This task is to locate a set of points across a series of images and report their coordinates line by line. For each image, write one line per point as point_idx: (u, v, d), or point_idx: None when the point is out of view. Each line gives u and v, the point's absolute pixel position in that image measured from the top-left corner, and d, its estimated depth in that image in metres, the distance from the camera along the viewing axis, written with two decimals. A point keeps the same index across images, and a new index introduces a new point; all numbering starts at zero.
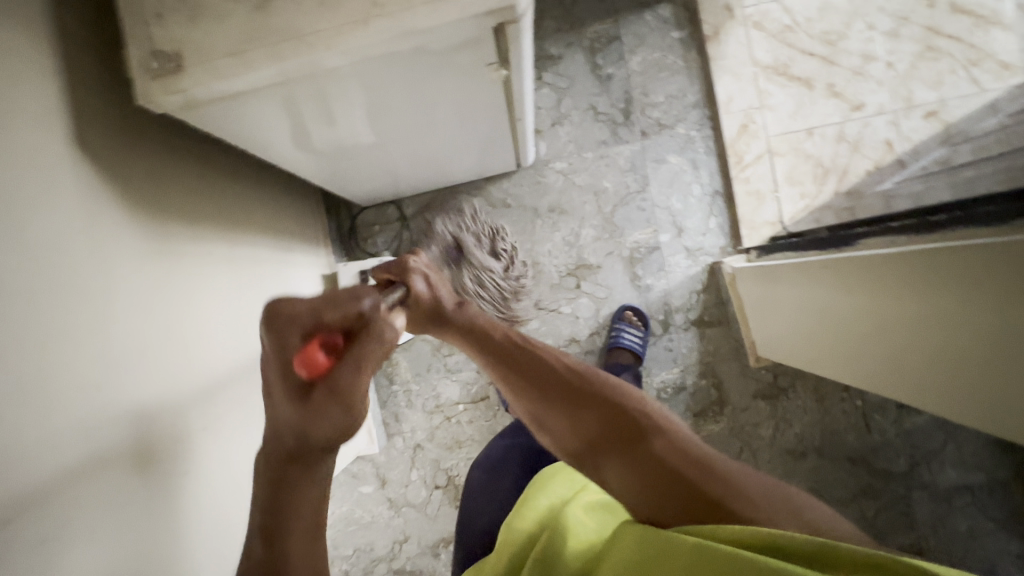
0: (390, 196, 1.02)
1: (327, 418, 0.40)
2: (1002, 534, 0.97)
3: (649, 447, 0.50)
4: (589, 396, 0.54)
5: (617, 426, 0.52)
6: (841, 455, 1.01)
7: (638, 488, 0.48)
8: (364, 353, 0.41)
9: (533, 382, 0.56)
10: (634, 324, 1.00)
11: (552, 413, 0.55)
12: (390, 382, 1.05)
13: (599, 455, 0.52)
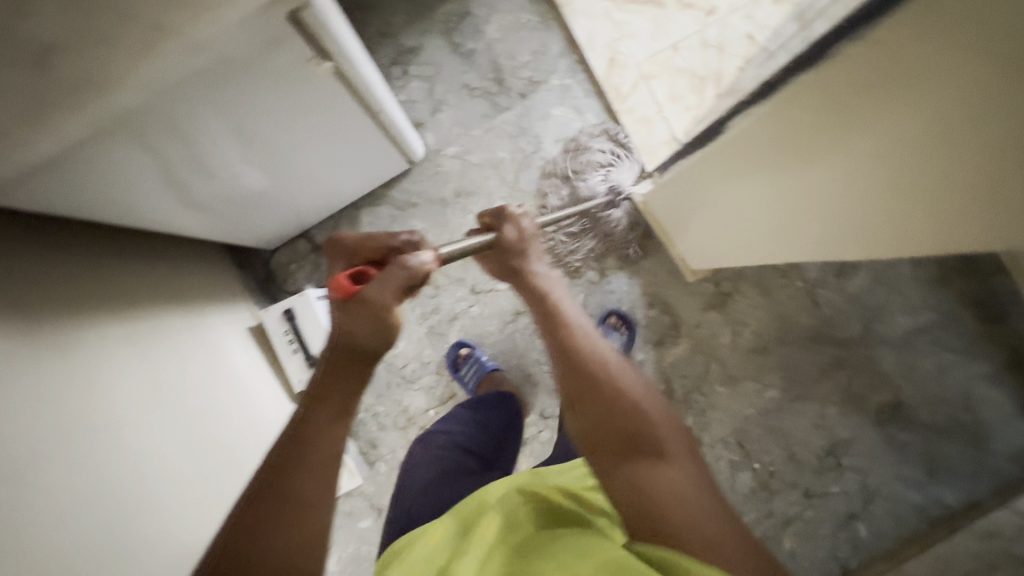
0: (294, 228, 1.00)
1: (359, 322, 0.53)
2: (964, 361, 1.04)
3: (656, 470, 0.52)
4: (615, 395, 0.57)
5: (632, 435, 0.54)
6: (801, 339, 1.04)
7: (636, 498, 0.51)
8: (373, 285, 0.53)
9: (574, 363, 0.60)
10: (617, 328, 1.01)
11: (586, 398, 0.58)
12: (355, 412, 1.03)
13: (613, 455, 0.54)
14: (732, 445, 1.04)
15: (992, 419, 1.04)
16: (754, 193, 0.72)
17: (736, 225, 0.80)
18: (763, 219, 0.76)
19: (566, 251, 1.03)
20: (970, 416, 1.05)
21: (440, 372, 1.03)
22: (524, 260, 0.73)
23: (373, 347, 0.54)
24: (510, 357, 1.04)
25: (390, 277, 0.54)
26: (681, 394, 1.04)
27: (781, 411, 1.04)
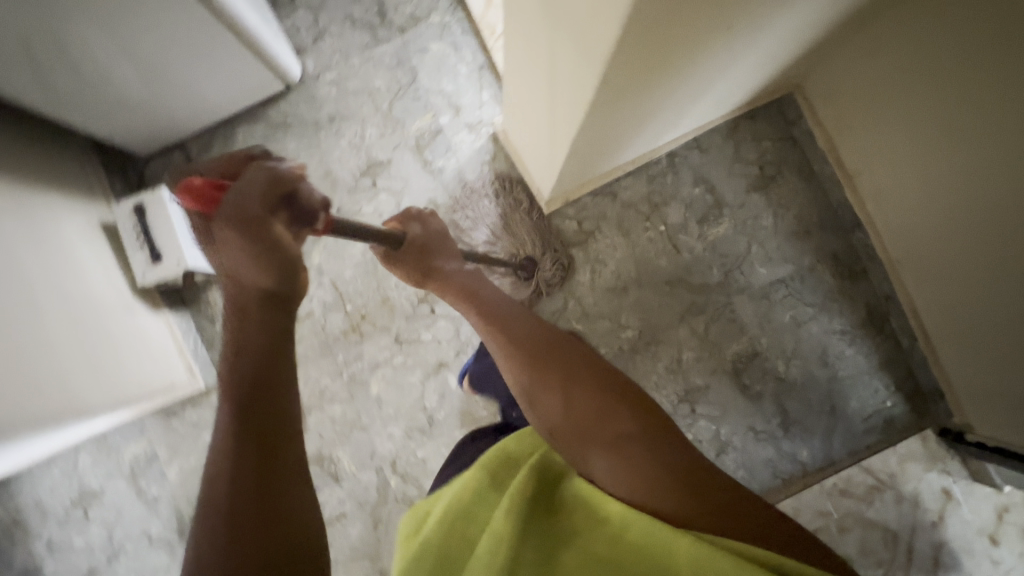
0: (168, 136, 1.04)
1: (238, 263, 0.45)
2: (820, 315, 1.05)
3: (631, 448, 0.57)
4: (576, 388, 0.63)
5: (604, 423, 0.60)
6: (659, 282, 1.05)
7: (623, 481, 0.55)
8: (231, 208, 0.43)
9: (529, 364, 0.66)
10: None
11: (552, 395, 0.63)
12: (212, 322, 1.04)
13: (586, 448, 0.59)
14: None
15: (847, 376, 1.05)
16: (548, 104, 0.73)
17: (565, 163, 0.85)
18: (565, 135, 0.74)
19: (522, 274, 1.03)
20: (826, 371, 1.05)
21: None
22: (442, 256, 0.71)
23: (269, 287, 0.47)
24: (371, 280, 1.05)
25: (248, 200, 0.43)
26: None
27: (635, 353, 1.04)
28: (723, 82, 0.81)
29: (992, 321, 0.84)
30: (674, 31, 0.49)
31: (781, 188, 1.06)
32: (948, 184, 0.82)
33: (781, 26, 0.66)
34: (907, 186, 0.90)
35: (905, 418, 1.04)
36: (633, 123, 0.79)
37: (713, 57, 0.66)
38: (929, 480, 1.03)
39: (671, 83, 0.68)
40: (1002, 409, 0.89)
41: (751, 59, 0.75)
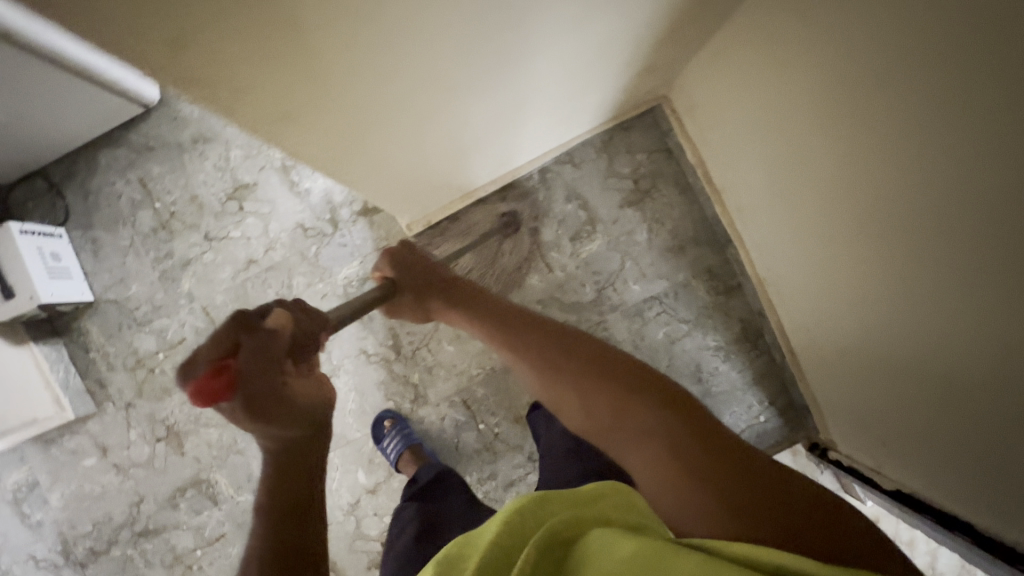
0: (24, 164, 1.02)
1: (275, 422, 0.45)
2: (694, 332, 1.05)
3: (664, 442, 0.48)
4: (591, 374, 0.53)
5: (630, 411, 0.50)
6: (532, 302, 1.05)
7: (659, 483, 0.47)
8: (252, 387, 0.42)
9: (532, 352, 0.57)
10: (390, 434, 1.01)
11: (568, 399, 0.54)
12: (86, 351, 1.04)
13: (619, 448, 0.51)
14: (457, 404, 1.05)
15: (721, 391, 1.06)
16: None
17: (390, 184, 0.83)
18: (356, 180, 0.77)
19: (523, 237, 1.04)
20: (699, 386, 1.06)
21: (170, 317, 1.05)
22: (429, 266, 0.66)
23: (317, 425, 0.49)
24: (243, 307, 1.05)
25: (268, 374, 0.43)
26: (408, 351, 1.05)
27: (508, 373, 1.05)
28: (557, 91, 0.78)
29: (842, 338, 0.83)
30: (279, 55, 0.48)
31: (657, 203, 1.04)
32: (802, 191, 0.79)
33: (567, 31, 0.64)
34: (767, 195, 0.88)
35: (778, 432, 1.05)
36: (448, 138, 0.77)
37: (481, 66, 0.63)
38: None
39: (438, 100, 0.66)
40: (858, 428, 0.89)
41: (574, 66, 0.73)
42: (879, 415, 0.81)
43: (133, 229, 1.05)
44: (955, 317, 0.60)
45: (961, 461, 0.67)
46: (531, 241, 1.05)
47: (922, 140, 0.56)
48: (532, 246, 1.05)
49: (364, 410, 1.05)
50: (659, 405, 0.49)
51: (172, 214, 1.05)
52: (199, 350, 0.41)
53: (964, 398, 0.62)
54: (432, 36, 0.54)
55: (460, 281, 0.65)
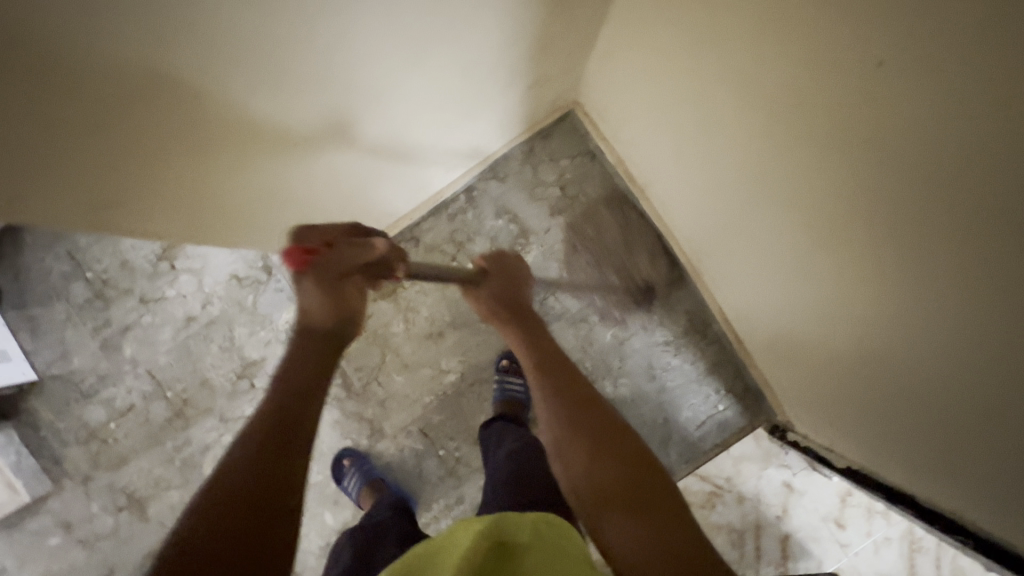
0: None
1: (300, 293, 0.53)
2: (642, 329, 1.05)
3: (662, 527, 0.43)
4: (609, 440, 0.51)
5: (642, 488, 0.47)
6: (475, 321, 1.05)
7: (644, 561, 0.42)
8: (333, 259, 0.54)
9: (566, 397, 0.56)
10: (350, 472, 1.00)
11: (573, 445, 0.51)
12: (36, 430, 1.03)
13: (604, 515, 0.46)
14: (415, 434, 1.05)
15: (675, 386, 1.05)
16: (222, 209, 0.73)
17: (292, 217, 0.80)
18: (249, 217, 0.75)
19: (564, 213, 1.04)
20: (653, 384, 1.05)
21: (116, 385, 1.04)
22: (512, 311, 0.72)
23: (320, 325, 0.52)
24: (187, 365, 1.04)
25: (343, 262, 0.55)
26: (358, 387, 1.04)
27: (461, 395, 1.05)
28: (450, 111, 0.78)
29: (779, 317, 0.83)
30: (66, 167, 0.46)
31: (585, 207, 1.04)
32: (714, 180, 0.79)
33: (412, 57, 0.62)
34: (685, 185, 0.87)
35: (737, 418, 1.05)
36: (330, 178, 0.76)
37: (322, 110, 0.61)
38: (769, 476, 1.06)
39: (291, 149, 0.64)
40: (810, 403, 0.89)
41: (446, 87, 0.71)
42: (834, 393, 0.79)
43: (67, 302, 1.04)
44: (878, 289, 0.58)
45: (903, 425, 0.67)
46: (573, 219, 1.04)
47: (808, 115, 0.56)
48: (573, 225, 1.04)
49: (323, 452, 1.04)
50: (666, 482, 0.47)
51: (104, 282, 1.04)
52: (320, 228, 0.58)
53: (909, 373, 0.60)
54: (240, 98, 0.52)
55: (542, 334, 0.68)
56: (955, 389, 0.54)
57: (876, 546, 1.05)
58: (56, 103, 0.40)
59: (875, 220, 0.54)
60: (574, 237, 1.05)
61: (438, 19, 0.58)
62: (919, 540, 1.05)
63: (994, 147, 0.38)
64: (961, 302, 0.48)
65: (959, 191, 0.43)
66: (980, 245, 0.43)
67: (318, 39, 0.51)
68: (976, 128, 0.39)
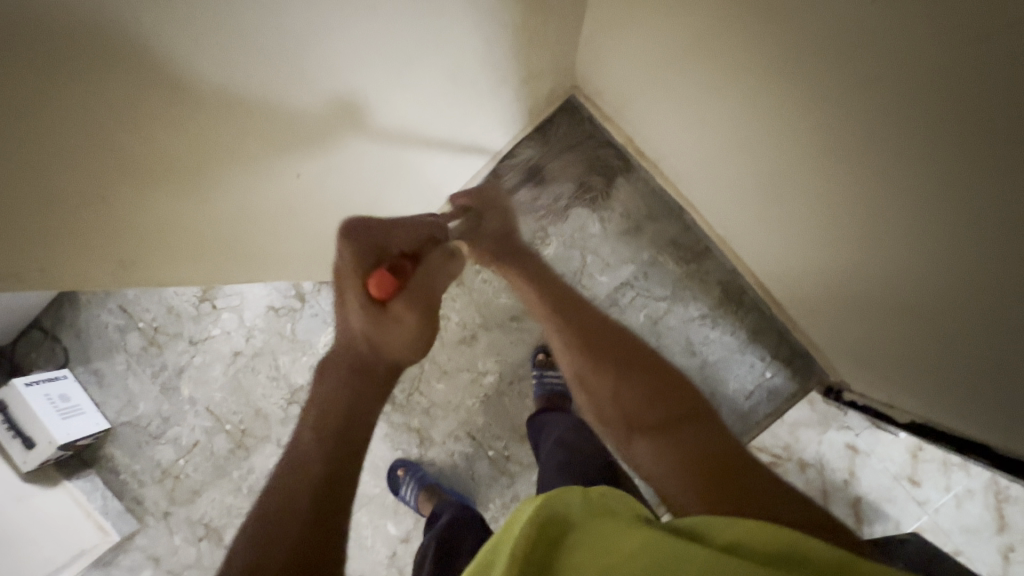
0: (17, 321, 1.09)
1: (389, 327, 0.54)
2: (675, 306, 1.03)
3: (676, 435, 0.54)
4: (624, 360, 0.62)
5: (654, 392, 0.59)
6: (505, 320, 1.05)
7: (664, 463, 0.53)
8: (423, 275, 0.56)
9: (583, 336, 0.66)
10: (405, 481, 1.03)
11: (597, 377, 0.63)
12: (116, 474, 1.11)
13: (634, 433, 0.58)
14: (462, 438, 1.06)
15: (718, 358, 1.03)
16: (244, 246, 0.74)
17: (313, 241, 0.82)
18: (268, 250, 0.76)
19: (577, 201, 1.03)
20: (694, 359, 1.03)
21: (180, 424, 1.10)
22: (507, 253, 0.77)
23: (394, 353, 0.54)
24: (240, 398, 1.09)
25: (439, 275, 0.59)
26: (402, 399, 1.07)
27: (502, 395, 1.06)
28: (445, 115, 0.78)
29: (815, 275, 0.79)
30: (85, 224, 0.47)
31: (601, 191, 1.03)
32: (724, 143, 0.76)
33: (396, 69, 0.62)
34: (696, 150, 0.84)
35: (787, 384, 1.02)
36: (336, 198, 0.76)
37: (314, 133, 0.61)
38: (830, 440, 1.01)
39: (291, 178, 0.65)
40: (863, 361, 0.85)
41: (434, 91, 0.71)
42: (883, 344, 0.76)
43: (126, 352, 1.11)
44: (913, 231, 0.55)
45: (965, 372, 0.63)
46: (592, 206, 1.03)
47: (808, 60, 0.53)
48: (592, 214, 1.03)
49: (378, 465, 1.07)
50: (711, 430, 0.54)
51: (155, 330, 1.10)
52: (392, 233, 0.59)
53: (961, 318, 0.57)
54: (231, 136, 0.52)
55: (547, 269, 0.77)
56: (1012, 324, 0.51)
57: (957, 501, 0.99)
58: (56, 167, 0.41)
59: (894, 158, 0.51)
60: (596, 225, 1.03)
61: (415, 29, 0.58)
62: (1003, 489, 0.99)
63: (1010, 67, 0.35)
64: (1003, 235, 0.45)
65: (981, 119, 0.40)
66: (1011, 174, 0.40)
67: (297, 65, 0.51)
68: (984, 50, 0.36)
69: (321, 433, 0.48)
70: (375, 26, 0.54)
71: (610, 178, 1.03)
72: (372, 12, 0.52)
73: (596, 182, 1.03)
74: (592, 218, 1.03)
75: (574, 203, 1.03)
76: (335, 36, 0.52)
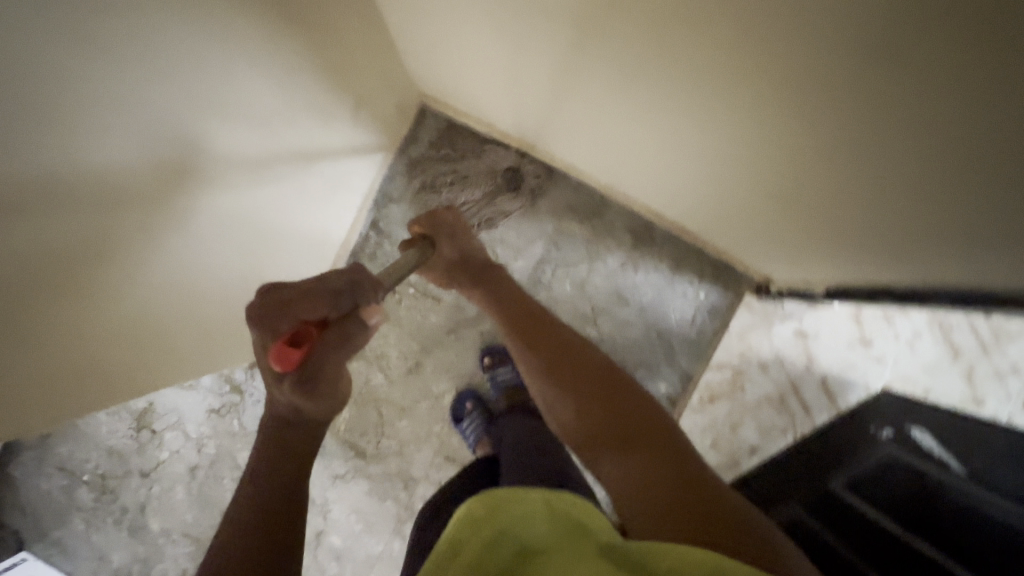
0: None
1: (309, 399, 0.44)
2: (593, 264, 1.04)
3: (640, 456, 0.49)
4: (592, 380, 0.57)
5: (621, 418, 0.53)
6: (443, 336, 1.05)
7: (620, 489, 0.47)
8: (325, 353, 0.42)
9: (542, 354, 0.61)
10: (471, 414, 1.01)
11: (554, 396, 0.58)
12: None
13: (599, 453, 0.52)
14: (443, 464, 1.05)
15: (651, 298, 1.05)
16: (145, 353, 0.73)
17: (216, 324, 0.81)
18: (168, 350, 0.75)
19: (468, 199, 1.04)
20: (631, 307, 1.05)
21: (162, 559, 1.06)
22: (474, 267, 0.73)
23: (313, 415, 0.45)
24: (214, 508, 1.06)
25: (347, 349, 0.44)
26: (372, 449, 1.05)
27: None
28: (292, 159, 0.79)
29: (697, 184, 0.83)
30: None
31: (487, 182, 1.03)
32: (565, 92, 0.78)
33: (210, 130, 0.62)
34: (543, 105, 0.85)
35: (722, 298, 1.04)
36: (203, 276, 0.73)
37: (135, 201, 0.56)
38: (780, 333, 1.04)
39: (139, 261, 0.61)
40: (765, 246, 0.89)
41: (256, 134, 0.69)
42: (774, 223, 0.80)
43: (80, 511, 1.04)
44: (752, 111, 0.58)
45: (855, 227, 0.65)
46: (484, 199, 1.03)
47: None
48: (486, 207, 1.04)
49: (371, 522, 1.04)
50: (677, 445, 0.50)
51: (102, 477, 1.04)
52: (292, 303, 0.43)
53: (834, 175, 0.59)
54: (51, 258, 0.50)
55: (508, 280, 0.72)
56: (848, 152, 0.54)
57: (911, 346, 1.04)
58: None
59: (706, 50, 0.53)
60: (494, 215, 1.04)
61: (199, 90, 0.58)
62: (944, 320, 1.05)
63: None
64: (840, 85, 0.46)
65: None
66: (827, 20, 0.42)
67: (85, 127, 0.48)
68: None
69: (262, 488, 0.44)
70: (154, 65, 0.52)
71: (491, 168, 1.03)
72: (145, 51, 0.50)
73: (480, 175, 1.03)
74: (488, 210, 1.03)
75: (467, 202, 1.04)
76: (119, 90, 0.49)
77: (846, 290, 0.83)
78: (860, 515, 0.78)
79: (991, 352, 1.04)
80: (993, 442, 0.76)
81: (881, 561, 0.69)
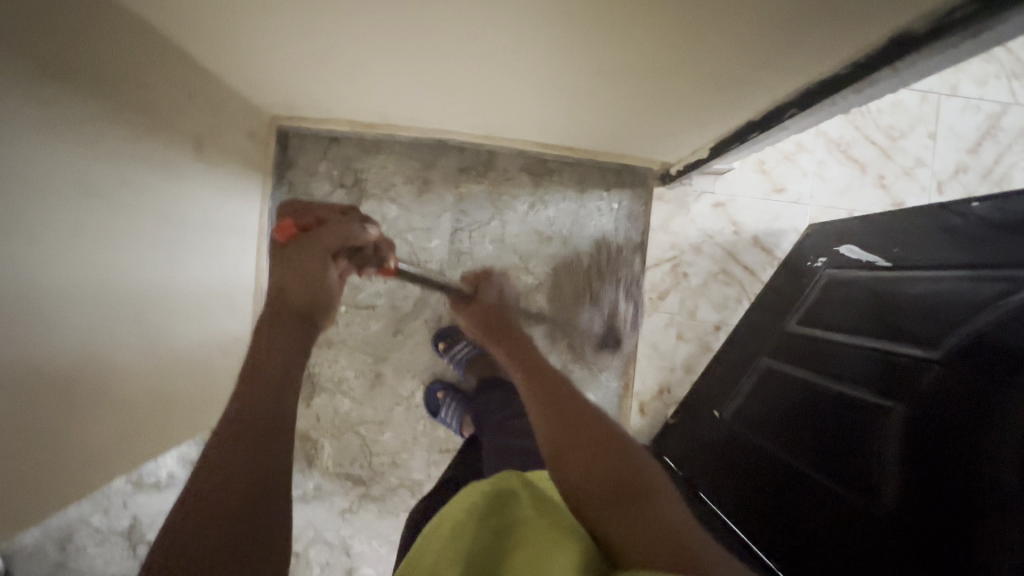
0: None
1: (297, 276, 0.55)
2: (504, 215, 1.04)
3: (651, 508, 0.44)
4: (593, 426, 0.52)
5: (626, 467, 0.48)
6: (390, 339, 1.04)
7: (629, 539, 0.42)
8: (320, 229, 0.58)
9: (553, 397, 0.57)
10: (445, 401, 1.01)
11: (553, 439, 0.52)
12: None
13: (596, 503, 0.46)
14: (440, 457, 1.04)
15: (571, 226, 1.05)
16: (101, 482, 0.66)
17: (167, 420, 0.76)
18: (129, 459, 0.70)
19: (361, 200, 1.02)
20: (555, 242, 1.05)
21: None
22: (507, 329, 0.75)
23: (304, 305, 0.54)
24: None
25: (338, 237, 0.58)
26: (368, 472, 1.04)
27: None
28: (172, 231, 0.71)
29: (563, 108, 0.78)
30: None
31: (371, 178, 1.02)
32: (389, 77, 0.72)
33: (84, 242, 0.55)
34: (379, 88, 0.77)
35: (634, 199, 1.06)
36: (106, 380, 0.61)
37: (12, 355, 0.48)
38: (700, 211, 1.07)
39: (19, 403, 0.50)
40: (651, 136, 0.86)
41: (130, 217, 0.63)
42: (640, 116, 0.77)
43: None
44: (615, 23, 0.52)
45: (705, 90, 0.65)
46: (376, 196, 1.02)
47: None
48: (381, 200, 1.03)
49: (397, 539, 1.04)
50: (670, 504, 0.46)
51: None
52: (314, 216, 0.60)
53: (679, 54, 0.56)
54: None
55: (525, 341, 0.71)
56: (695, 25, 0.50)
57: (820, 176, 1.07)
58: None
59: None
60: (394, 207, 1.03)
61: (53, 210, 0.51)
62: (840, 140, 1.08)
63: None
64: None
65: None
66: None
67: None
68: None
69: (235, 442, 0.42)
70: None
71: (371, 163, 1.02)
72: None
73: (364, 173, 1.02)
74: (384, 205, 1.03)
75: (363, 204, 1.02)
76: None
77: (718, 152, 0.83)
78: (830, 339, 0.78)
79: (891, 153, 1.08)
80: (903, 226, 0.78)
81: (866, 374, 0.68)
